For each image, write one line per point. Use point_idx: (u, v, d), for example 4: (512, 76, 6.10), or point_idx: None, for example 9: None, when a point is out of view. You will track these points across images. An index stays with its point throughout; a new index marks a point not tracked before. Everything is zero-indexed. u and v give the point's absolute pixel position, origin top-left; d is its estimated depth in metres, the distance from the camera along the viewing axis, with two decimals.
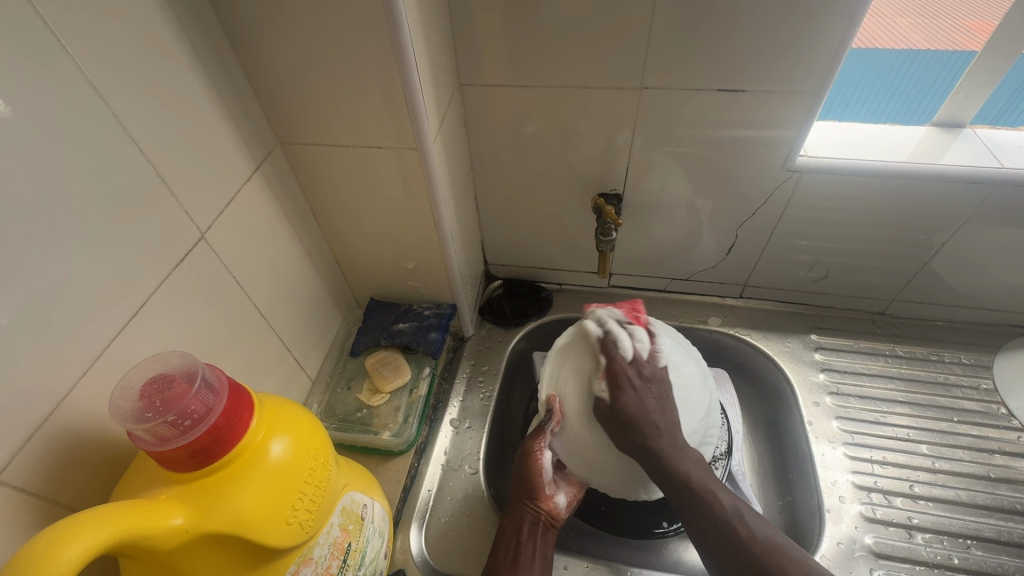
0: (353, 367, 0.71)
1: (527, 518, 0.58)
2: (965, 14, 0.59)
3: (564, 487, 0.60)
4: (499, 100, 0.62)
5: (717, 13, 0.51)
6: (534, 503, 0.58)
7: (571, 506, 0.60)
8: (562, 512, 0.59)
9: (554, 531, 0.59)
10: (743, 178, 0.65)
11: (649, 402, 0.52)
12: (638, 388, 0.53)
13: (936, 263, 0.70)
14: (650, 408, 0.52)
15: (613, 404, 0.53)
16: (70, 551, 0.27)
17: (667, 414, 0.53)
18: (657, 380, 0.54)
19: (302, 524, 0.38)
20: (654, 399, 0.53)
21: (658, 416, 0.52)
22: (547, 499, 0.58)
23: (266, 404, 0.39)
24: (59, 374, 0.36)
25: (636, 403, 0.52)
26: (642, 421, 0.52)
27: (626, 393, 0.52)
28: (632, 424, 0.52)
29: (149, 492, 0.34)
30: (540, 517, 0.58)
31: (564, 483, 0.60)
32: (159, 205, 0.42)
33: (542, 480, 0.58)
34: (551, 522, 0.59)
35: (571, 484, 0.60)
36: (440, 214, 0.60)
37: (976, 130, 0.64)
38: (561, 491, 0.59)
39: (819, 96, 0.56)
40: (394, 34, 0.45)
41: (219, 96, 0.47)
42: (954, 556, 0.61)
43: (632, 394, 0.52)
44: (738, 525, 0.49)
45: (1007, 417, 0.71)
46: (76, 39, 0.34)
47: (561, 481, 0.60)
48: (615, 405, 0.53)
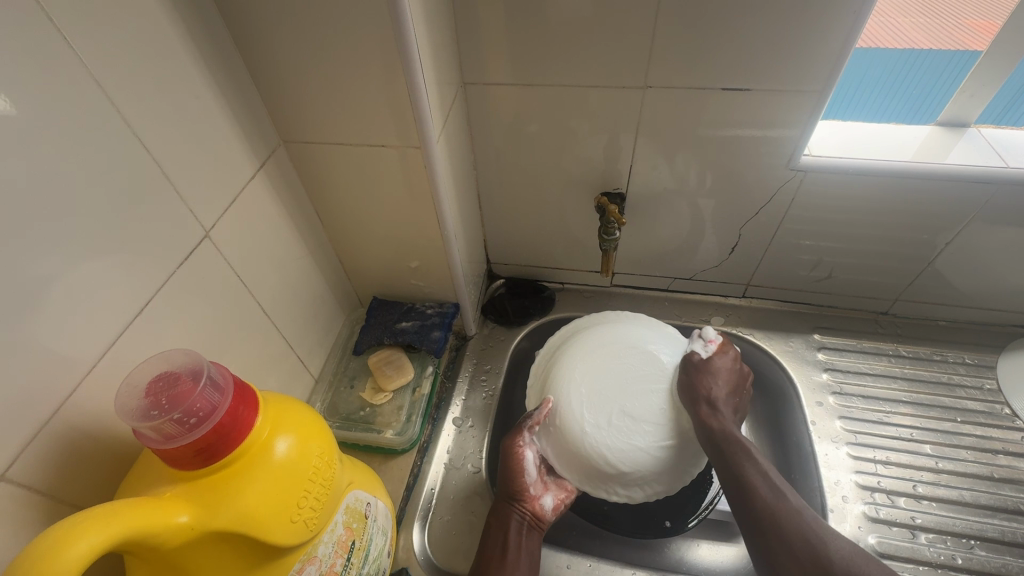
0: (356, 366, 0.71)
1: (513, 518, 0.58)
2: (968, 12, 0.59)
3: (552, 489, 0.60)
4: (502, 99, 0.62)
5: (722, 12, 0.51)
6: (518, 503, 0.58)
7: (559, 510, 0.60)
8: (548, 513, 0.59)
9: (539, 533, 0.59)
10: (746, 178, 0.65)
11: (723, 378, 0.59)
12: (711, 373, 0.58)
13: (939, 263, 0.70)
14: (712, 389, 0.57)
15: (693, 379, 0.58)
16: (77, 548, 0.27)
17: (729, 399, 0.57)
18: (730, 372, 0.60)
19: (306, 522, 0.38)
20: (728, 378, 0.59)
21: (719, 393, 0.57)
22: (532, 500, 0.59)
23: (271, 402, 0.39)
24: (64, 371, 0.36)
25: (706, 381, 0.58)
26: (709, 398, 0.56)
27: (700, 368, 0.59)
28: (698, 398, 0.56)
29: (154, 490, 0.34)
30: (525, 518, 0.58)
31: (554, 486, 0.61)
32: (163, 203, 0.42)
33: (526, 479, 0.59)
34: (537, 524, 0.59)
35: (561, 488, 0.61)
36: (443, 214, 0.60)
37: (980, 129, 0.63)
38: (549, 494, 0.60)
39: (823, 95, 0.56)
40: (399, 33, 0.45)
41: (224, 94, 0.47)
42: (958, 556, 0.61)
43: (717, 375, 0.59)
44: (783, 497, 0.48)
45: (1011, 417, 0.71)
46: (81, 37, 0.34)
47: (551, 483, 0.61)
48: (691, 389, 0.57)
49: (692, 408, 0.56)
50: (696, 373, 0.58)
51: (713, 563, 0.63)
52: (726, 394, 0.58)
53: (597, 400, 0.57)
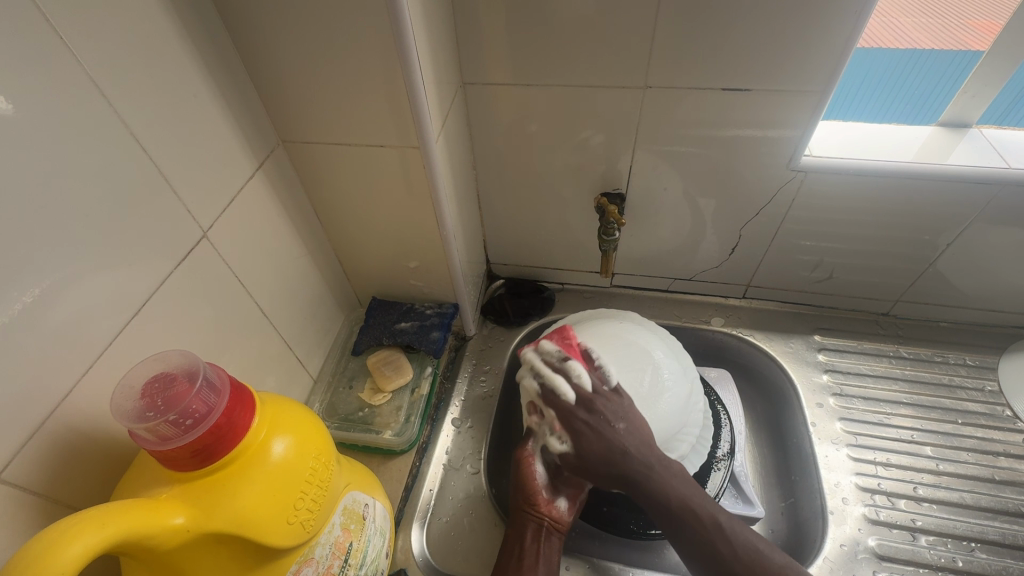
0: (355, 366, 0.71)
1: (530, 525, 0.57)
2: (970, 13, 0.59)
3: (565, 491, 0.59)
4: (502, 99, 0.62)
5: (722, 12, 0.51)
6: (532, 510, 0.58)
7: (575, 508, 0.59)
8: (565, 515, 0.59)
9: (559, 536, 0.58)
10: (746, 178, 0.65)
11: (615, 419, 0.52)
12: (591, 424, 0.52)
13: (940, 265, 0.70)
14: (614, 438, 0.52)
15: (584, 427, 0.52)
16: (72, 550, 0.27)
17: (635, 435, 0.52)
18: (583, 402, 0.53)
19: (303, 524, 0.38)
20: (621, 414, 0.53)
21: (624, 440, 0.52)
22: (547, 505, 0.58)
23: (268, 404, 0.39)
24: (61, 372, 0.36)
25: (591, 439, 0.52)
26: (612, 454, 0.52)
27: (596, 416, 0.52)
28: (605, 457, 0.52)
29: (151, 491, 0.34)
30: (543, 522, 0.57)
31: (566, 486, 0.59)
32: (161, 204, 0.42)
33: (538, 485, 0.58)
34: (556, 527, 0.58)
35: (573, 487, 0.59)
36: (442, 214, 0.60)
37: (982, 130, 0.63)
38: (563, 495, 0.59)
39: (824, 95, 0.55)
40: (397, 33, 0.44)
41: (222, 94, 0.47)
42: (958, 559, 0.61)
43: (592, 426, 0.52)
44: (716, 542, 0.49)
45: (1012, 419, 0.70)
46: (79, 36, 0.34)
47: (562, 483, 0.60)
48: (579, 443, 0.53)
49: (597, 468, 0.52)
50: (586, 432, 0.52)
51: None
52: (626, 439, 0.52)
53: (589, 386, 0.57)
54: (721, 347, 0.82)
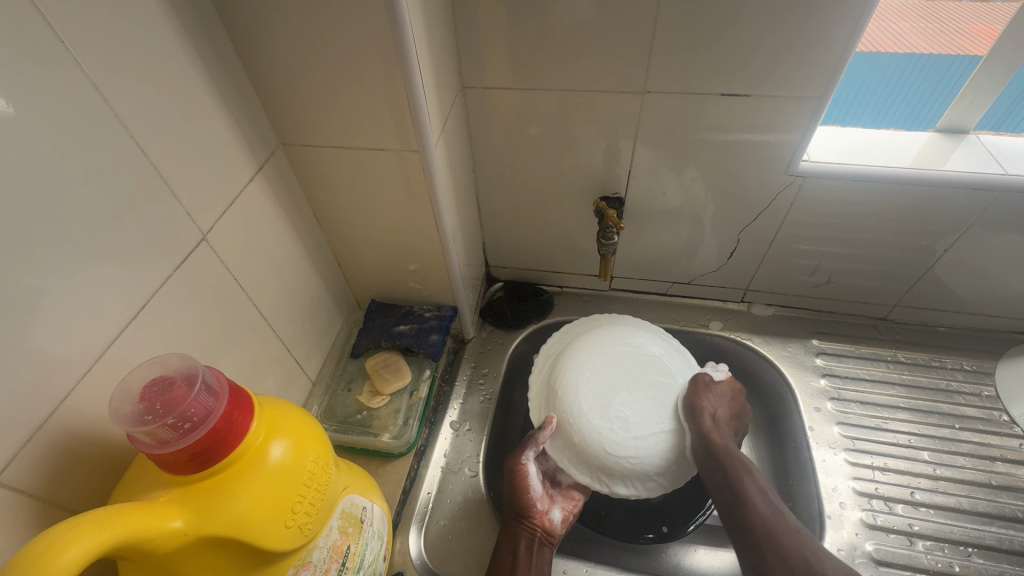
0: (354, 369, 0.71)
1: (522, 535, 0.57)
2: (971, 18, 0.59)
3: (559, 502, 0.60)
4: (502, 103, 0.62)
5: (720, 19, 0.51)
6: (526, 520, 0.57)
7: (567, 523, 0.59)
8: (557, 527, 0.59)
9: (551, 548, 0.58)
10: (746, 182, 0.65)
11: (723, 401, 0.60)
12: (703, 390, 0.59)
13: (937, 270, 0.70)
14: (713, 410, 0.58)
15: (693, 398, 0.59)
16: (69, 554, 0.27)
17: (727, 421, 0.59)
18: (733, 399, 0.61)
19: (301, 528, 0.38)
20: (728, 403, 0.60)
21: (721, 418, 0.58)
22: (541, 516, 0.58)
23: (267, 407, 0.39)
24: (59, 376, 0.36)
25: (709, 400, 0.59)
26: (711, 418, 0.57)
27: (705, 386, 0.60)
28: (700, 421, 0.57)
29: (148, 495, 0.34)
30: (535, 534, 0.57)
31: (560, 498, 0.61)
32: (161, 207, 0.42)
33: (533, 496, 0.58)
34: (547, 539, 0.58)
35: (569, 499, 0.61)
36: (442, 218, 0.60)
37: (980, 136, 0.64)
38: (556, 507, 0.60)
39: (822, 102, 0.56)
40: (397, 38, 0.45)
41: (223, 98, 0.47)
42: (955, 564, 0.61)
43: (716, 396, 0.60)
44: (782, 518, 0.50)
45: (1009, 424, 0.70)
46: (81, 40, 0.35)
47: (557, 495, 0.61)
48: (694, 398, 0.59)
49: (692, 427, 0.57)
50: (700, 389, 0.59)
51: (711, 569, 0.63)
52: (726, 416, 0.59)
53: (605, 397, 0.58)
54: (721, 351, 0.81)
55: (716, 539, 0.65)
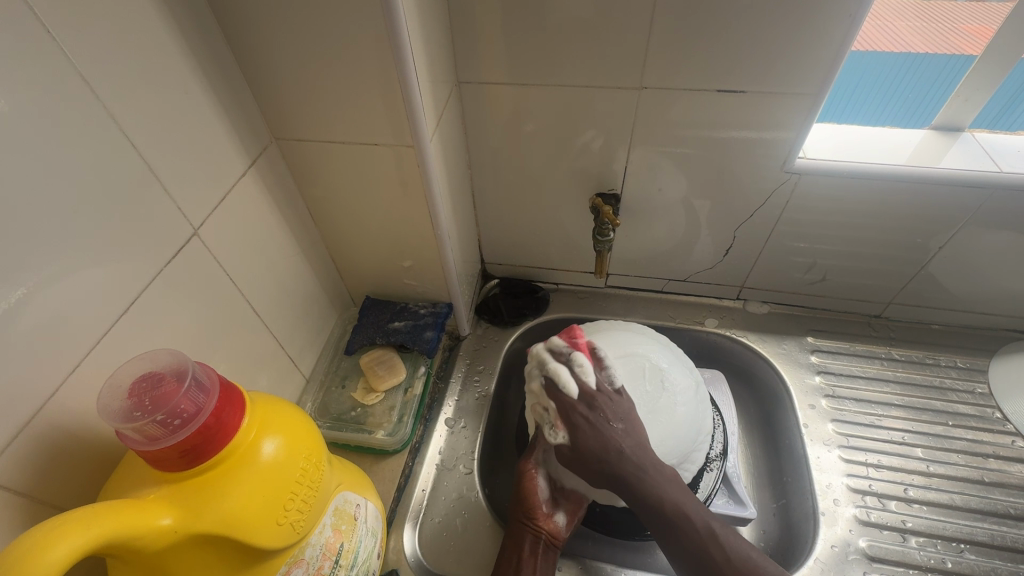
0: (348, 366, 0.71)
1: (527, 538, 0.57)
2: (964, 18, 0.59)
3: (564, 505, 0.59)
4: (497, 99, 0.62)
5: (717, 15, 0.51)
6: (532, 523, 0.57)
7: (572, 525, 0.59)
8: (562, 531, 0.58)
9: (555, 551, 0.58)
10: (742, 179, 0.65)
11: (615, 423, 0.52)
12: (591, 420, 0.52)
13: (932, 268, 0.70)
14: (612, 436, 0.51)
15: (579, 438, 0.52)
16: (54, 552, 0.27)
17: (633, 437, 0.51)
18: (615, 410, 0.52)
19: (293, 525, 0.38)
20: (630, 418, 0.52)
21: (622, 441, 0.51)
22: (546, 519, 0.58)
23: (259, 404, 0.39)
24: (47, 372, 0.35)
25: (592, 436, 0.51)
26: (603, 452, 0.51)
27: (591, 422, 0.52)
28: (597, 454, 0.51)
29: (137, 492, 0.34)
30: (540, 537, 0.57)
31: (563, 501, 0.60)
32: (152, 201, 0.42)
33: (538, 498, 0.58)
34: (552, 542, 0.58)
35: (572, 503, 0.60)
36: (437, 214, 0.60)
37: (974, 134, 0.63)
38: (560, 510, 0.59)
39: (818, 99, 0.56)
40: (392, 32, 0.44)
41: (215, 91, 0.47)
42: (947, 560, 0.61)
43: (590, 423, 0.52)
44: (711, 548, 0.48)
45: (1002, 421, 0.71)
46: (70, 32, 0.34)
47: (562, 499, 0.60)
48: (576, 438, 0.52)
49: (587, 470, 0.52)
50: (586, 428, 0.52)
51: None
52: (620, 444, 0.51)
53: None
54: (716, 348, 0.81)
55: None
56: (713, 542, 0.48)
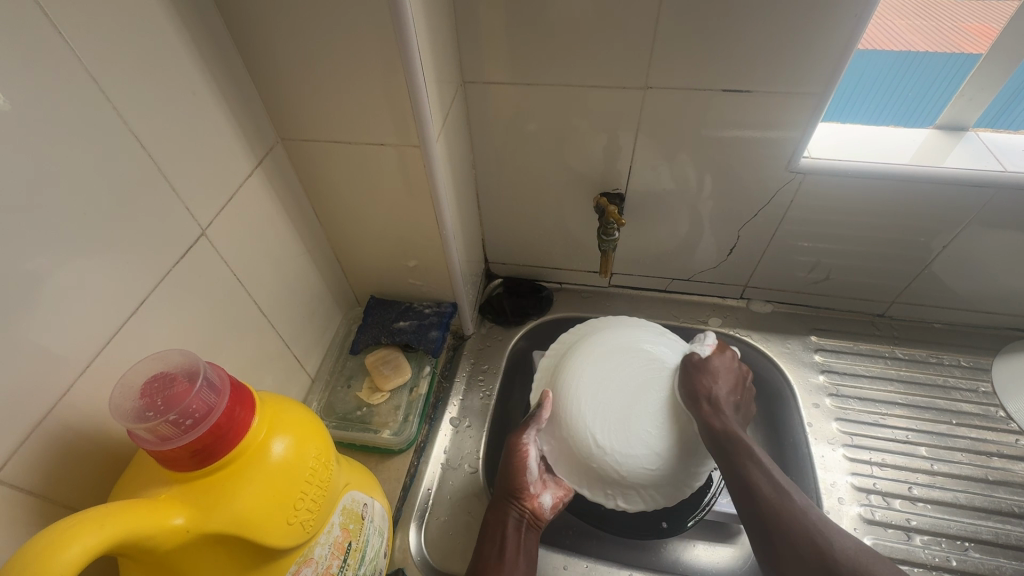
0: (353, 365, 0.71)
1: (511, 516, 0.57)
2: (964, 17, 0.59)
3: (551, 487, 0.60)
4: (502, 98, 0.62)
5: (723, 15, 0.51)
6: (517, 502, 0.57)
7: (557, 509, 0.59)
8: (546, 512, 0.58)
9: (537, 533, 0.58)
10: (746, 179, 0.65)
11: (724, 374, 0.59)
12: (703, 368, 0.58)
13: (935, 267, 0.70)
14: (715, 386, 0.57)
15: (690, 380, 0.58)
16: (69, 553, 0.27)
17: (732, 396, 0.57)
18: (731, 371, 0.60)
19: (303, 525, 0.38)
20: (728, 373, 0.60)
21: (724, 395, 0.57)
22: (531, 498, 0.58)
23: (269, 404, 0.39)
24: (57, 372, 0.36)
25: (706, 380, 0.57)
26: (709, 397, 0.56)
27: (702, 368, 0.58)
28: (695, 397, 0.56)
29: (148, 492, 0.34)
30: (524, 517, 0.57)
31: (552, 484, 0.60)
32: (160, 202, 0.42)
33: (526, 477, 0.58)
34: (534, 523, 0.58)
35: (560, 487, 0.60)
36: (442, 214, 0.60)
37: (978, 133, 0.63)
38: (548, 492, 0.59)
39: (823, 98, 0.56)
40: (399, 32, 0.44)
41: (221, 91, 0.47)
42: (952, 558, 0.61)
43: (705, 373, 0.58)
44: (788, 498, 0.48)
45: (1005, 420, 0.71)
46: (79, 33, 0.34)
47: (551, 481, 0.60)
48: (691, 381, 0.58)
49: (694, 411, 0.56)
50: (694, 374, 0.58)
51: (709, 564, 0.63)
52: (727, 392, 0.57)
53: (606, 399, 0.57)
54: None
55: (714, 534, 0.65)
56: (802, 512, 0.47)
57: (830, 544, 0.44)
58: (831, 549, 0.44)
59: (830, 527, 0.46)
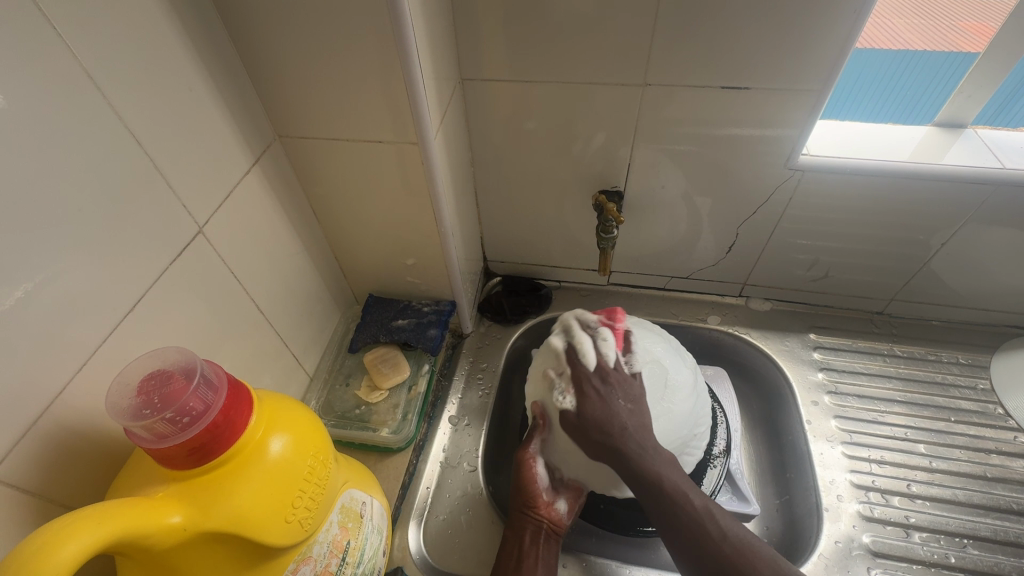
0: (352, 364, 0.70)
1: (529, 527, 0.57)
2: (964, 16, 0.59)
3: (564, 493, 0.59)
4: (500, 96, 0.62)
5: (721, 12, 0.51)
6: (533, 512, 0.57)
7: (573, 512, 0.59)
8: (564, 518, 0.59)
9: (557, 539, 0.58)
10: (745, 176, 0.65)
11: (621, 407, 0.54)
12: (601, 391, 0.54)
13: (934, 264, 0.70)
14: (618, 410, 0.53)
15: (586, 408, 0.54)
16: (66, 551, 0.27)
17: (638, 417, 0.54)
18: (624, 384, 0.55)
19: (301, 523, 0.38)
20: (625, 399, 0.54)
21: (625, 418, 0.53)
22: (547, 507, 0.58)
23: (266, 402, 0.39)
24: (55, 370, 0.35)
25: (598, 406, 0.54)
26: (616, 430, 0.53)
27: (597, 394, 0.54)
28: (602, 431, 0.53)
29: (146, 490, 0.34)
30: (542, 526, 0.57)
31: (564, 489, 0.60)
32: (158, 200, 0.42)
33: (538, 489, 0.58)
34: (554, 530, 0.58)
35: (572, 491, 0.60)
36: (440, 212, 0.60)
37: (977, 130, 0.63)
38: (561, 498, 0.59)
39: (822, 95, 0.56)
40: (397, 29, 0.44)
41: (218, 88, 0.47)
42: (951, 555, 0.61)
43: (599, 394, 0.54)
44: (711, 526, 0.49)
45: (1004, 417, 0.71)
46: (75, 29, 0.34)
47: (562, 487, 0.60)
48: (582, 406, 0.54)
49: (592, 445, 0.53)
50: (590, 399, 0.54)
51: None
52: (619, 416, 0.53)
53: None
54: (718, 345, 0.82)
55: None
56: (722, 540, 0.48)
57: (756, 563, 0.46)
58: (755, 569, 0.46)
59: (760, 553, 0.48)
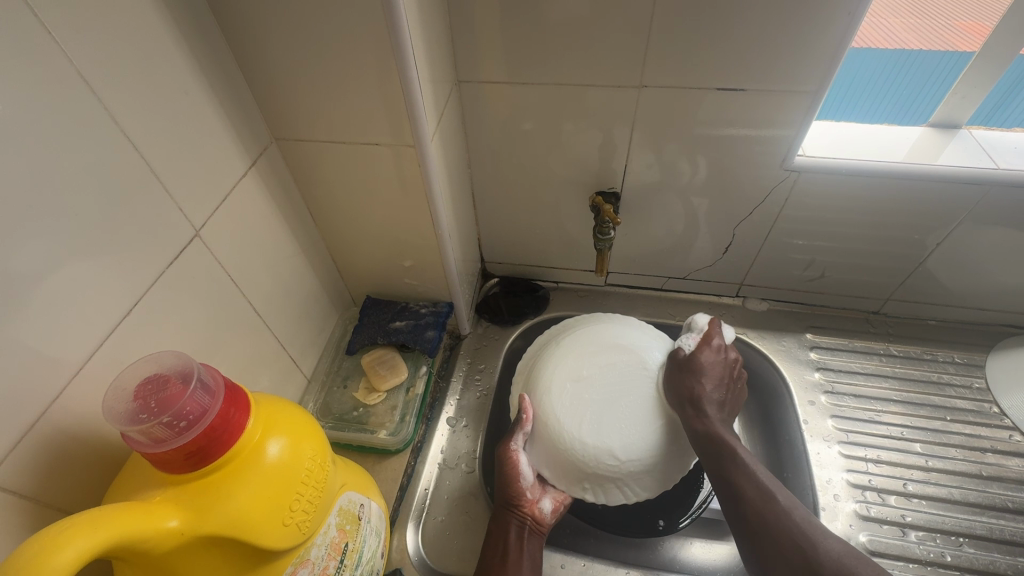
0: (350, 366, 0.71)
1: (512, 523, 0.57)
2: (960, 14, 0.59)
3: (550, 491, 0.60)
4: (496, 98, 0.62)
5: (716, 15, 0.51)
6: (516, 509, 0.58)
7: (558, 512, 0.59)
8: (547, 516, 0.59)
9: (540, 537, 0.58)
10: (741, 177, 0.65)
11: (713, 372, 0.57)
12: (688, 368, 0.57)
13: (929, 264, 0.71)
14: (703, 383, 0.56)
15: (674, 382, 0.57)
16: (63, 555, 0.27)
17: (719, 393, 0.56)
18: (718, 365, 0.58)
19: (299, 526, 0.38)
20: (717, 371, 0.57)
21: (712, 392, 0.56)
22: (531, 504, 0.58)
23: (263, 405, 0.39)
24: (51, 375, 0.35)
25: (690, 380, 0.56)
26: (695, 399, 0.55)
27: (685, 368, 0.57)
28: (684, 398, 0.56)
29: (143, 494, 0.34)
30: (525, 522, 0.58)
31: (551, 488, 0.60)
32: (154, 204, 0.42)
33: (523, 484, 0.58)
34: (537, 528, 0.58)
35: (559, 490, 0.60)
36: (437, 214, 0.60)
37: (971, 131, 0.64)
38: (547, 496, 0.60)
39: (817, 97, 0.56)
40: (393, 32, 0.44)
41: (214, 91, 0.47)
42: (946, 554, 0.62)
43: (689, 369, 0.57)
44: (773, 500, 0.48)
45: (999, 416, 0.71)
46: (70, 34, 0.34)
47: (548, 486, 0.61)
48: (673, 381, 0.57)
49: (682, 411, 0.56)
50: (679, 374, 0.57)
51: (707, 561, 0.63)
52: (712, 387, 0.56)
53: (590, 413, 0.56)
54: None
55: (711, 532, 0.65)
56: (785, 514, 0.46)
57: (814, 542, 0.44)
58: (814, 548, 0.43)
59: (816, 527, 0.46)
